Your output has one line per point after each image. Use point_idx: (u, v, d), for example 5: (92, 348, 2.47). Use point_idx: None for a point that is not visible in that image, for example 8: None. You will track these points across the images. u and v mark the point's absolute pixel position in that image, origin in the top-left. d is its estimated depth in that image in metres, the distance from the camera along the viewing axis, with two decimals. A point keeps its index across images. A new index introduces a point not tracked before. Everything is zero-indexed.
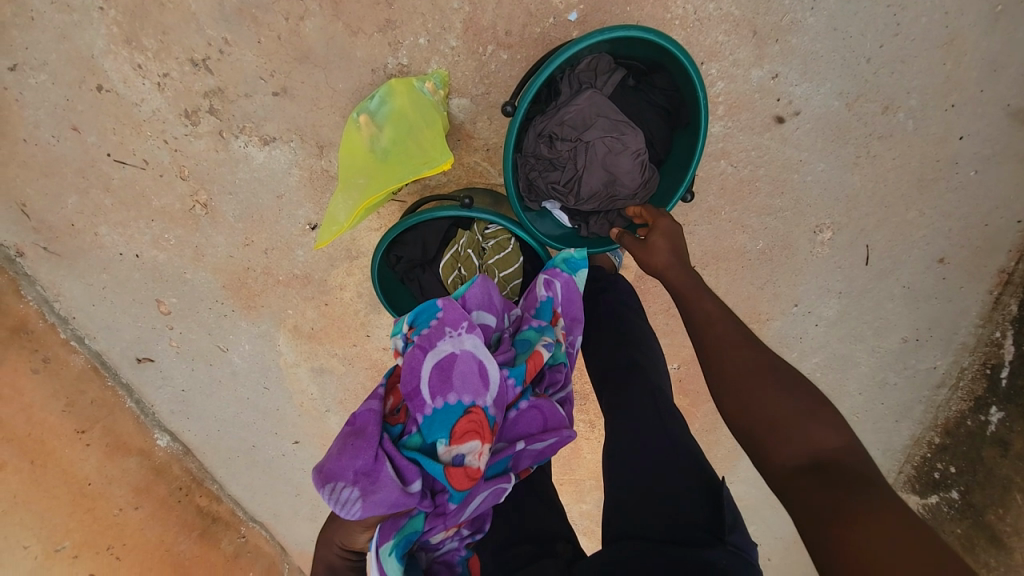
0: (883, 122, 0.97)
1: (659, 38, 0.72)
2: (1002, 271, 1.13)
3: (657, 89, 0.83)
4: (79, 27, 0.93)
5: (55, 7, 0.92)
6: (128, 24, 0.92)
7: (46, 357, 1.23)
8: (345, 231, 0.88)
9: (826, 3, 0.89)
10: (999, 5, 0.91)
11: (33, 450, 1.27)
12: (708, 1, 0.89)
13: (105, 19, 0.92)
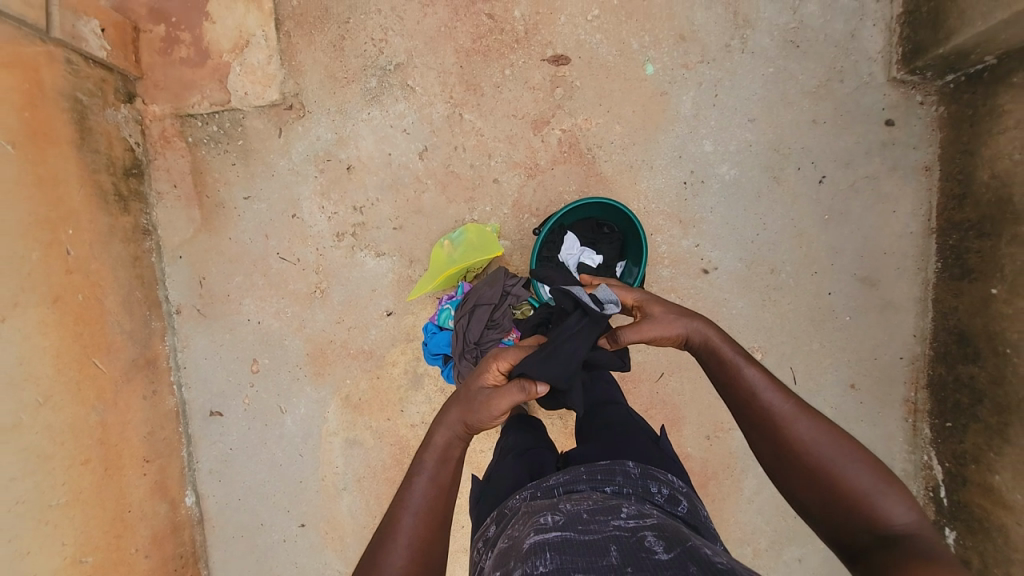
0: (773, 279, 1.49)
1: (618, 204, 1.30)
2: (914, 403, 1.43)
3: (626, 232, 1.38)
4: (293, 181, 1.55)
5: (290, 171, 1.54)
6: (327, 185, 1.54)
7: (155, 388, 1.49)
8: (430, 290, 1.45)
9: (733, 206, 1.49)
10: (825, 216, 1.47)
11: (111, 457, 1.34)
12: (650, 203, 1.50)
13: (315, 181, 1.55)
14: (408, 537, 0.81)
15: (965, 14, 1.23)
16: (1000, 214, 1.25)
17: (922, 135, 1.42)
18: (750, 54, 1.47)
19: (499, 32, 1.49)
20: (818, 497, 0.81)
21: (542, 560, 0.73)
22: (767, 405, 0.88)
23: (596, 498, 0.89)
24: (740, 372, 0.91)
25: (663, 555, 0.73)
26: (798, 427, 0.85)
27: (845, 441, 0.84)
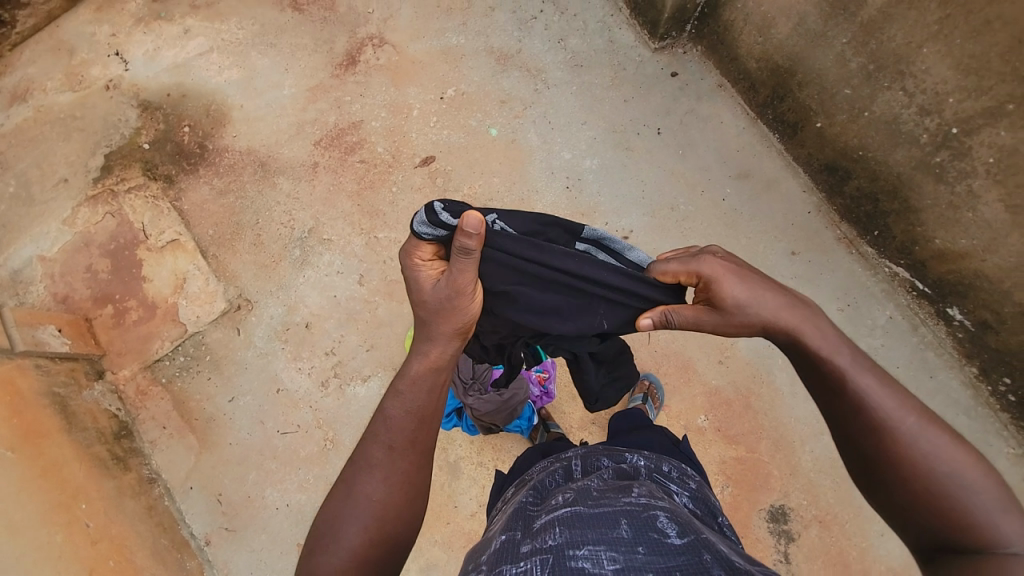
0: (677, 214, 1.73)
1: None
2: (846, 235, 1.62)
3: None
4: (267, 362, 1.68)
5: (258, 356, 1.68)
6: (295, 348, 1.69)
7: None
8: None
9: (613, 183, 1.78)
10: (680, 153, 1.78)
11: None
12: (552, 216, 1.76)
13: (284, 351, 1.69)
14: (377, 468, 0.91)
15: None
16: (783, 78, 1.57)
17: (701, 68, 1.82)
18: (555, 86, 1.89)
19: (374, 167, 1.84)
20: (920, 514, 0.77)
21: (552, 531, 0.86)
22: (891, 412, 0.79)
23: (608, 480, 1.03)
24: (860, 391, 0.81)
25: (675, 539, 0.82)
26: (922, 442, 0.78)
27: (969, 468, 0.76)
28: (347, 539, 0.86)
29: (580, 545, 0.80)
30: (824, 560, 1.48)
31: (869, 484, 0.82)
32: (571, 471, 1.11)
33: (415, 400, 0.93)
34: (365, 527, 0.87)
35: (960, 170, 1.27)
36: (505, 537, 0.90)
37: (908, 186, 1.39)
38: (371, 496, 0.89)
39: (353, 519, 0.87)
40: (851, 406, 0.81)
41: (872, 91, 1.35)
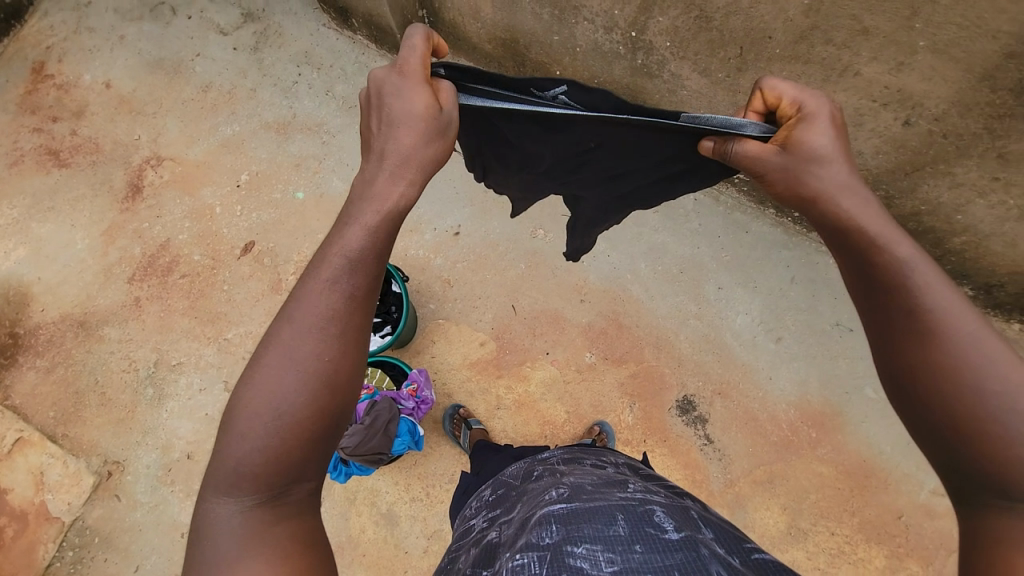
0: (490, 193, 1.84)
1: None
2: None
3: None
4: (160, 512, 1.62)
5: (149, 511, 1.62)
6: (185, 485, 1.63)
7: None
8: None
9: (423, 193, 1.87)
10: None
11: None
12: None
13: (174, 493, 1.63)
14: (314, 327, 0.73)
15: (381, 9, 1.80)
16: (513, 47, 1.74)
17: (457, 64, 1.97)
18: (338, 132, 1.97)
19: (196, 276, 1.82)
20: (942, 423, 0.65)
21: (548, 527, 0.83)
22: (942, 316, 0.66)
23: (598, 477, 1.03)
24: (921, 295, 0.68)
25: (673, 533, 0.82)
26: (971, 354, 0.64)
27: (1023, 394, 0.62)
28: (284, 412, 0.72)
29: (578, 541, 0.79)
30: (737, 423, 1.60)
31: (886, 378, 0.72)
32: (559, 468, 1.10)
33: (367, 238, 0.77)
34: (312, 394, 0.73)
35: (655, 62, 1.41)
36: (502, 550, 0.87)
37: (638, 93, 1.55)
38: (317, 357, 0.73)
39: (269, 409, 0.72)
40: (893, 301, 0.69)
41: (570, 30, 1.51)
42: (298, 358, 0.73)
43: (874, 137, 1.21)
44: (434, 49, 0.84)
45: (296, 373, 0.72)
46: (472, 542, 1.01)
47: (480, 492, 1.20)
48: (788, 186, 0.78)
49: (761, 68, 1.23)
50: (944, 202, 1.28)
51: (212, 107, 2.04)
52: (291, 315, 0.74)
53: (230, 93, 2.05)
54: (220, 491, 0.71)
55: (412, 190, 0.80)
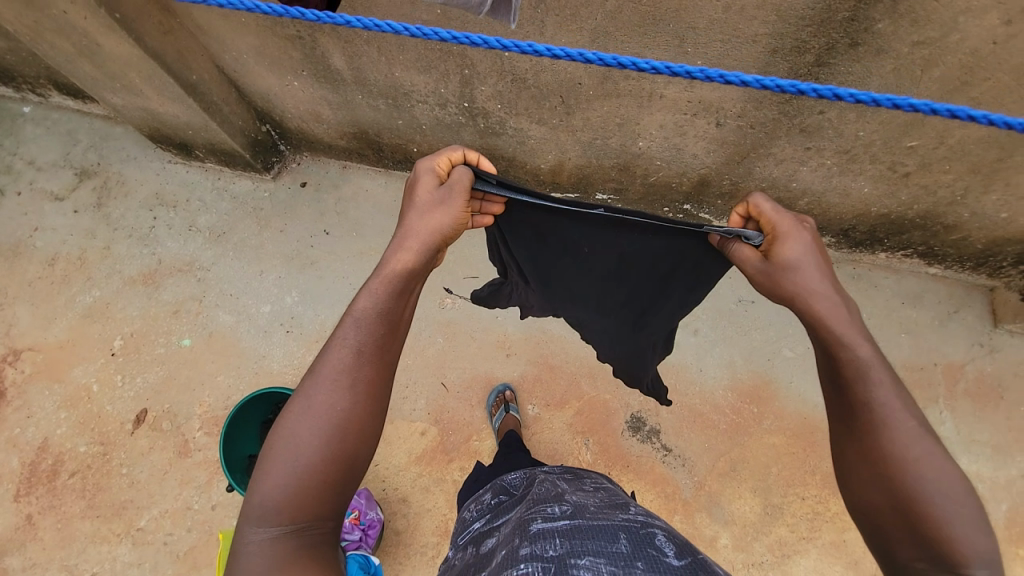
0: None
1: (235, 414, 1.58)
2: None
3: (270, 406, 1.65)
4: None
5: None
6: None
7: None
8: None
9: (320, 299, 1.81)
10: (354, 235, 1.88)
11: None
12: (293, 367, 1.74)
13: None
14: (345, 374, 0.78)
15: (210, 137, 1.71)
16: (366, 137, 1.76)
17: (320, 164, 1.96)
18: (212, 265, 1.86)
19: (91, 468, 1.64)
20: (862, 462, 0.72)
21: (552, 540, 0.84)
22: (885, 412, 0.72)
23: (603, 499, 1.04)
24: (865, 381, 0.74)
25: (671, 556, 0.80)
26: (913, 447, 0.69)
27: (938, 460, 0.68)
28: (317, 443, 0.75)
29: (580, 553, 0.79)
30: (688, 423, 1.63)
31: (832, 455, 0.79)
32: (562, 485, 1.10)
33: (378, 301, 0.82)
34: (342, 432, 0.76)
35: (495, 123, 1.48)
36: (504, 547, 0.88)
37: (493, 150, 1.62)
38: (337, 404, 0.76)
39: (307, 439, 0.74)
40: (844, 394, 0.75)
41: (409, 113, 1.55)
42: (321, 403, 0.76)
43: (703, 139, 1.34)
44: (464, 158, 0.93)
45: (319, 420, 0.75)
46: (474, 548, 1.00)
47: (489, 491, 1.22)
48: (772, 285, 0.84)
49: (586, 108, 1.32)
50: (777, 176, 1.41)
51: (65, 279, 1.88)
52: (325, 359, 0.79)
53: (81, 258, 1.90)
54: (251, 518, 0.71)
55: (422, 255, 0.85)
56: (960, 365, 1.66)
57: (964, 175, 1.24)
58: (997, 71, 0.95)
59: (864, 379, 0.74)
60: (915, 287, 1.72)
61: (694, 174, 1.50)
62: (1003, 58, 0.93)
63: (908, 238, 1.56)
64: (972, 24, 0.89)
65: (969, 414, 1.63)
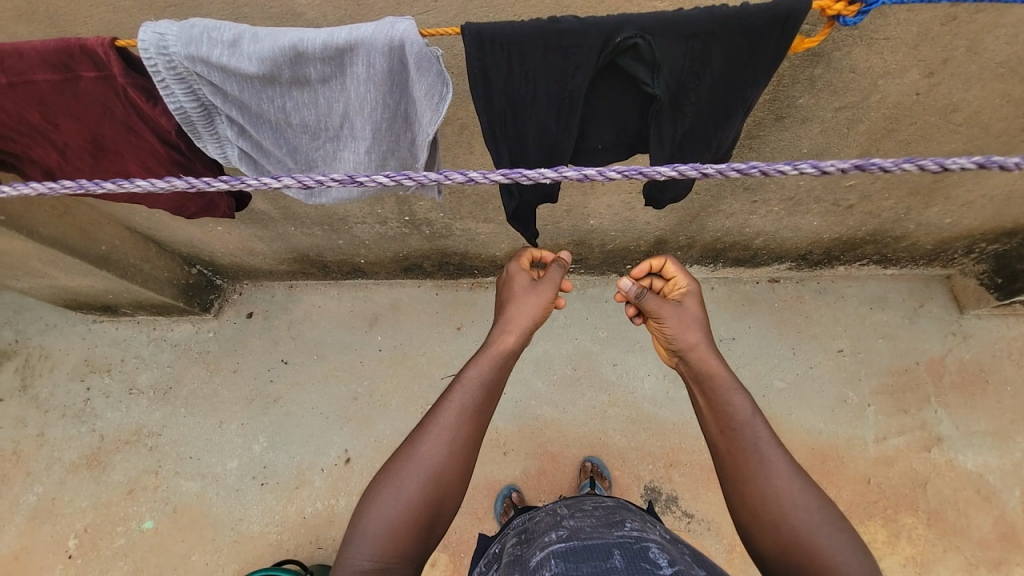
0: (362, 398, 1.70)
1: None
2: (473, 281, 1.80)
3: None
4: None
5: None
6: None
7: None
8: None
9: (291, 439, 1.66)
10: (314, 357, 1.75)
11: None
12: (275, 524, 1.58)
13: None
14: (449, 432, 0.78)
15: (134, 294, 1.60)
16: (307, 259, 1.68)
17: (261, 290, 1.83)
18: (164, 429, 1.69)
19: None
20: (748, 515, 0.76)
21: (549, 563, 0.79)
22: (766, 451, 0.77)
23: (599, 517, 0.95)
24: (745, 425, 0.79)
25: (666, 565, 0.75)
26: (784, 482, 0.75)
27: (811, 498, 0.74)
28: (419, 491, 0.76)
29: None
30: (702, 483, 1.57)
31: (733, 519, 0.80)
32: (560, 510, 1.00)
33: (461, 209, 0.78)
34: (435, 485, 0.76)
35: (441, 228, 1.49)
36: None
37: (446, 248, 1.61)
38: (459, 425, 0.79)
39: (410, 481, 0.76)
40: (732, 439, 0.79)
41: (347, 231, 1.51)
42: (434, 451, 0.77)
43: (651, 211, 1.39)
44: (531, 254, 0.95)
45: (422, 472, 0.76)
46: None
47: (500, 538, 1.03)
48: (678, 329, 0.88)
49: None
50: (731, 227, 1.46)
51: (1, 480, 1.65)
52: (435, 421, 0.79)
53: (15, 453, 1.68)
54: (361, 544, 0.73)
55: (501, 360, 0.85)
56: (934, 359, 1.64)
57: (904, 198, 1.35)
58: (926, 113, 1.04)
59: (740, 425, 0.79)
60: (879, 290, 1.72)
61: (648, 236, 1.52)
62: (927, 104, 1.02)
63: (861, 251, 1.60)
64: (891, 84, 0.99)
65: (962, 407, 1.60)
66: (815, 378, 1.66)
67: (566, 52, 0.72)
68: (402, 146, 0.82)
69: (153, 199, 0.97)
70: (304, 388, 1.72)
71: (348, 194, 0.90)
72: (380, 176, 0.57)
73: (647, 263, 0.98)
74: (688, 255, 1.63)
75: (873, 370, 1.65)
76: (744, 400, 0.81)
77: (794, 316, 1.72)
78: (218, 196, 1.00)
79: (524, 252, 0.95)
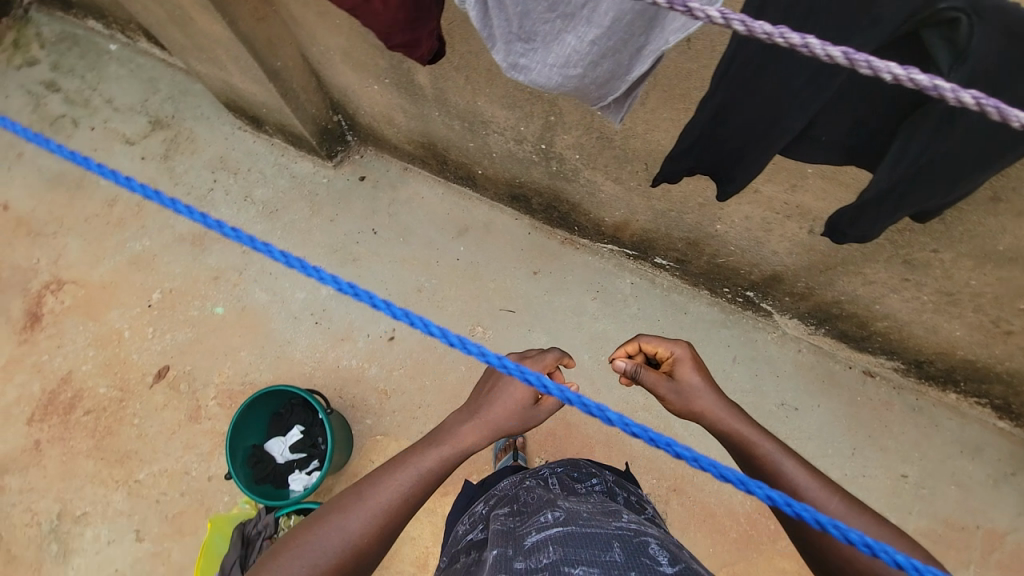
0: (423, 293, 1.78)
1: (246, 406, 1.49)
2: (567, 236, 1.80)
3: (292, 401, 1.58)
4: None
5: None
6: None
7: None
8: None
9: (351, 299, 1.79)
10: (398, 239, 1.84)
11: None
12: (310, 361, 1.74)
13: None
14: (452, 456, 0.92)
15: (281, 116, 1.75)
16: (432, 148, 1.74)
17: (380, 160, 1.93)
18: (257, 241, 1.88)
19: (104, 411, 1.73)
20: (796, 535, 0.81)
21: (546, 549, 0.80)
22: (801, 485, 0.82)
23: (595, 502, 0.95)
24: (777, 463, 0.85)
25: (667, 565, 0.75)
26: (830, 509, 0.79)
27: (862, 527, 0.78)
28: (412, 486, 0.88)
29: (575, 567, 0.74)
30: (694, 521, 1.54)
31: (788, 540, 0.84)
32: (555, 488, 1.02)
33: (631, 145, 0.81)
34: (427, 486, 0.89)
35: (568, 170, 1.48)
36: (496, 552, 0.84)
37: (560, 192, 1.60)
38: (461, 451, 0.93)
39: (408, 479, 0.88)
40: (767, 472, 0.85)
41: (481, 137, 1.54)
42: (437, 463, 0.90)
43: (787, 242, 1.30)
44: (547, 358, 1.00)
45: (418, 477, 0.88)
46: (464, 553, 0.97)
47: (487, 503, 1.08)
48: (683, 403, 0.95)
49: (668, 180, 1.31)
50: (861, 295, 1.33)
51: (127, 222, 1.94)
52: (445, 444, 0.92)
53: (144, 207, 1.95)
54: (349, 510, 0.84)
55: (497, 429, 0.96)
56: (1003, 533, 1.45)
57: None
58: None
59: (772, 460, 0.85)
60: (981, 437, 1.52)
61: (767, 267, 1.43)
62: None
63: (986, 386, 1.41)
64: None
65: None
66: (861, 486, 1.53)
67: (857, 18, 0.66)
68: (632, 48, 0.73)
69: (368, 15, 0.99)
70: (379, 261, 1.83)
71: (547, 79, 0.81)
72: (713, 6, 0.54)
73: (626, 346, 1.04)
74: (796, 305, 1.53)
75: (928, 510, 1.49)
76: (771, 446, 0.87)
77: (872, 417, 1.57)
78: (425, 36, 1.03)
79: (537, 358, 0.99)
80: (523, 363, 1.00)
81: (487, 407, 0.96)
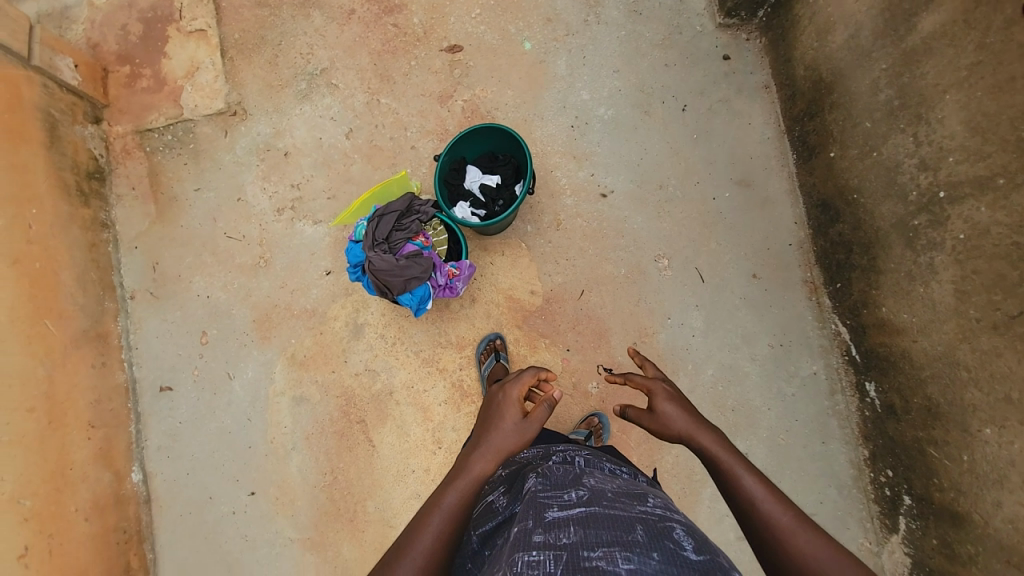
0: (663, 192, 1.71)
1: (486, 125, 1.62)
2: (814, 281, 1.60)
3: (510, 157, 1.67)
4: (238, 170, 1.90)
5: (235, 163, 1.90)
6: (268, 171, 1.88)
7: (105, 360, 1.77)
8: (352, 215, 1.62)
9: (613, 138, 1.76)
10: (694, 135, 1.72)
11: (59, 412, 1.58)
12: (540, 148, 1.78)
13: (257, 170, 1.89)
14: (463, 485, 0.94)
15: None
16: (820, 94, 1.51)
17: (755, 61, 1.72)
18: (602, 23, 1.83)
19: (403, 34, 1.91)
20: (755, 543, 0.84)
21: (568, 529, 0.74)
22: (762, 504, 0.86)
23: (619, 486, 0.91)
24: (735, 477, 0.90)
25: (692, 549, 0.70)
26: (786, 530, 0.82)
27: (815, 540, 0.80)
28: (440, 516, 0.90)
29: (592, 546, 0.68)
30: None
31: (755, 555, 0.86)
32: (578, 465, 0.98)
33: None
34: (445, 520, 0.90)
35: (923, 243, 1.26)
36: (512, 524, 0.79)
37: (879, 243, 1.37)
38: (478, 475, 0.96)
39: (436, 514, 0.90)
40: (728, 488, 0.90)
41: (888, 130, 1.31)
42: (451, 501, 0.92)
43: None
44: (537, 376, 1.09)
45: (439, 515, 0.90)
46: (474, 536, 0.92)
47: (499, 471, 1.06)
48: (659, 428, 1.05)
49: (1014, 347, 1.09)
50: None
51: None
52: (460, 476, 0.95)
53: None
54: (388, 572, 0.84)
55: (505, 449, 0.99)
56: None
57: None
58: None
59: (730, 476, 0.90)
60: None
61: (965, 503, 1.24)
62: None
63: None
64: None
65: None
66: None
67: None
68: None
69: None
70: (661, 134, 1.74)
71: None
72: None
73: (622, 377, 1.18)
74: (932, 546, 1.35)
75: None
76: (733, 461, 0.92)
77: None
78: None
79: (517, 381, 1.08)
80: (503, 390, 1.08)
81: (488, 434, 1.01)
